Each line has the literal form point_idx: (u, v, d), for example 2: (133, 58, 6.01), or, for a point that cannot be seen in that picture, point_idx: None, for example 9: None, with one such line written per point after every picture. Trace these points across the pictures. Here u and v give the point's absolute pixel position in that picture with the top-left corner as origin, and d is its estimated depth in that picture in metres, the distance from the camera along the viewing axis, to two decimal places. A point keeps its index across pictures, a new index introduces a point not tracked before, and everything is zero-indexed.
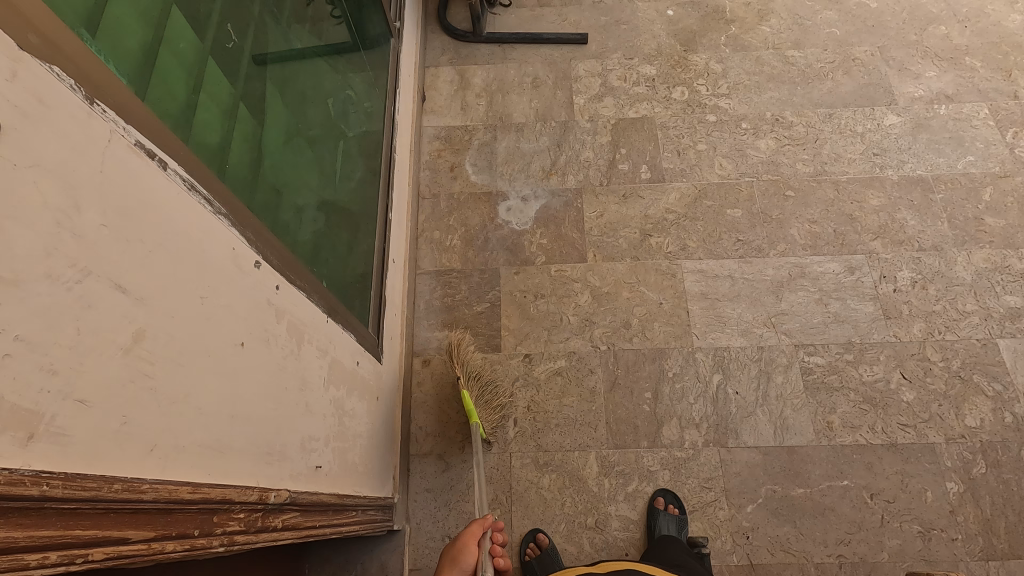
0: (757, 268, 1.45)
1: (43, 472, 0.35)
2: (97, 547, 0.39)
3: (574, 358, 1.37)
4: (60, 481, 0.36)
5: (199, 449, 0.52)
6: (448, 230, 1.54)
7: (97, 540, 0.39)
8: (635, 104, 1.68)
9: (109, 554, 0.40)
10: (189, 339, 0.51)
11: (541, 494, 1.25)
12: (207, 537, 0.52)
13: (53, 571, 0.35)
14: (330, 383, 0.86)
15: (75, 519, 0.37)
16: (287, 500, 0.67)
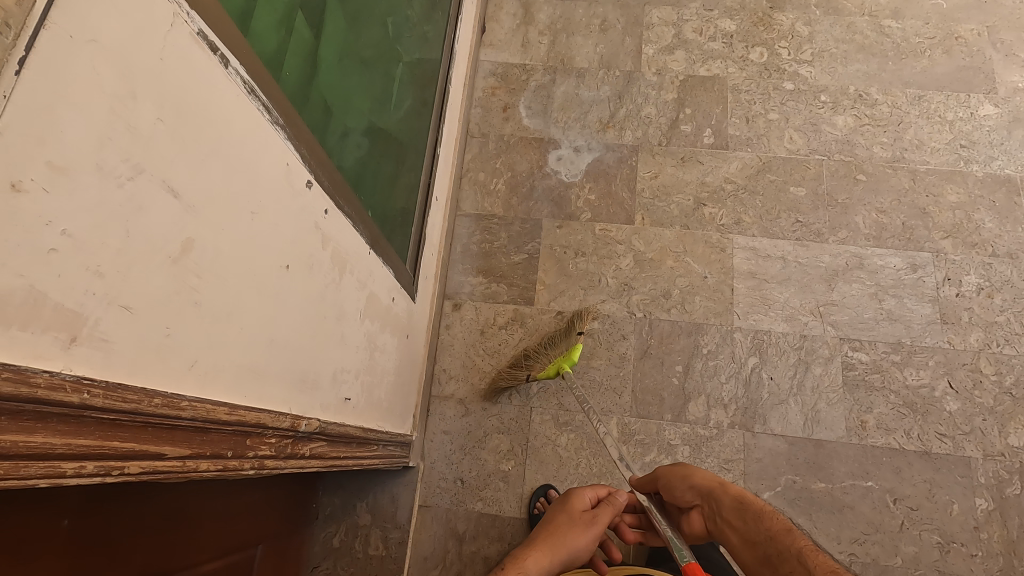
0: (813, 253, 1.37)
1: (84, 379, 0.33)
2: (132, 460, 0.38)
3: (607, 321, 1.33)
4: (102, 390, 0.34)
5: (237, 371, 0.51)
6: (493, 173, 1.48)
7: (133, 454, 0.38)
8: (708, 62, 1.56)
9: (144, 468, 0.39)
10: (236, 255, 0.49)
11: (557, 452, 1.25)
12: (238, 460, 0.51)
13: (88, 480, 0.35)
14: (365, 317, 0.84)
15: (114, 430, 0.36)
16: (317, 430, 0.66)
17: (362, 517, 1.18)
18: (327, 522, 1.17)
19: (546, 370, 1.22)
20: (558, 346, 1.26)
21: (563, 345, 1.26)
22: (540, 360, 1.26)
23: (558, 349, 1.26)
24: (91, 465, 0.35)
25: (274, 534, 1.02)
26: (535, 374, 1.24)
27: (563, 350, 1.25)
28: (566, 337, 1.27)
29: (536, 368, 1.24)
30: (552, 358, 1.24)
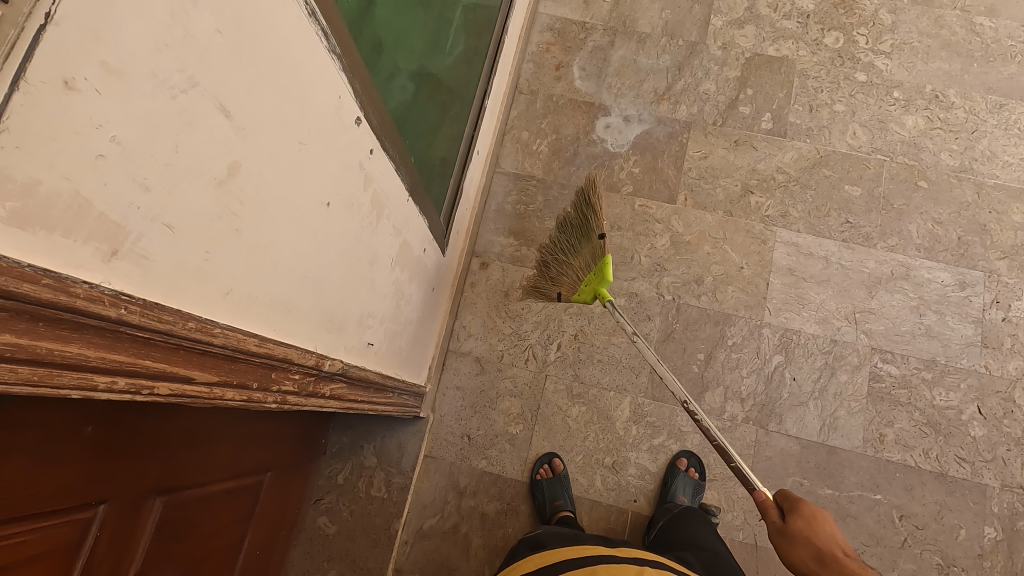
0: (859, 257, 1.32)
1: (123, 294, 0.32)
2: (163, 381, 0.37)
3: (634, 300, 1.31)
4: (139, 308, 0.33)
5: (269, 303, 0.50)
6: (538, 133, 1.44)
7: (165, 375, 0.37)
8: (778, 41, 1.47)
9: (174, 391, 0.39)
10: (281, 185, 0.47)
11: (567, 422, 1.25)
12: (262, 392, 0.51)
13: (119, 397, 0.34)
14: (396, 264, 0.83)
15: (148, 349, 0.35)
16: (339, 371, 0.65)
17: (368, 458, 1.22)
18: (333, 459, 1.21)
19: (580, 294, 1.08)
20: (584, 254, 1.09)
21: (588, 254, 1.09)
22: (568, 275, 1.11)
23: (585, 261, 1.09)
24: (122, 381, 0.34)
25: (283, 464, 1.04)
26: (565, 294, 1.12)
27: (592, 262, 1.07)
28: (587, 238, 1.09)
29: (568, 286, 1.12)
30: (581, 278, 1.08)
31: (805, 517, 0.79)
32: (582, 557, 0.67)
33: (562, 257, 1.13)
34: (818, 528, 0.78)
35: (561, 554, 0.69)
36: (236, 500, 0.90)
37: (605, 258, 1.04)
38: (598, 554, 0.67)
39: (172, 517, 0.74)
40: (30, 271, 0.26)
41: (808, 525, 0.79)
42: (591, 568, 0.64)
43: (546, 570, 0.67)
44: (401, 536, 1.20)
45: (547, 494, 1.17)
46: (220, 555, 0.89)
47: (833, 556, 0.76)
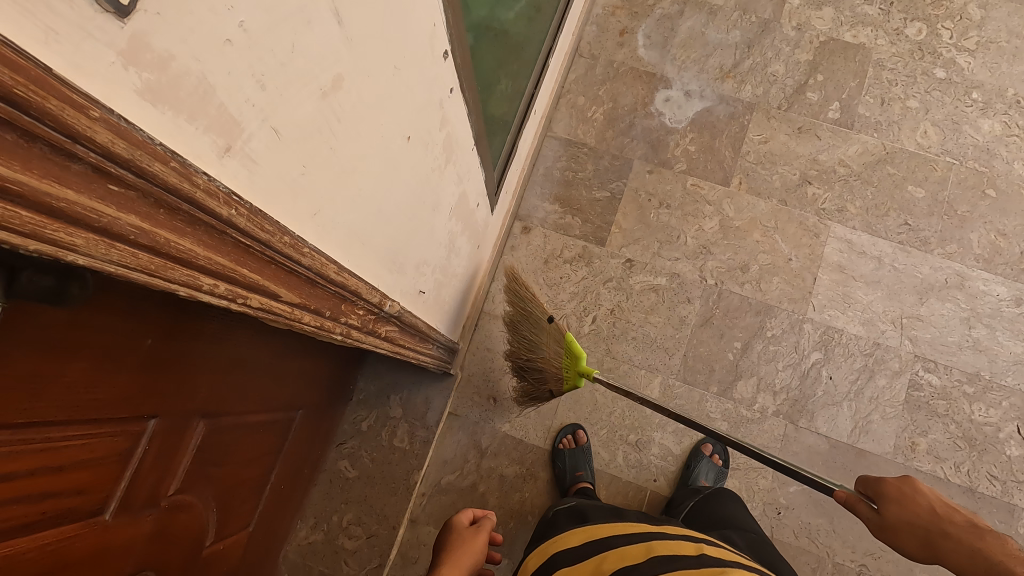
0: (913, 261, 1.27)
1: (235, 195, 0.32)
2: (255, 294, 0.38)
3: (675, 280, 1.28)
4: (246, 214, 0.33)
5: (347, 232, 0.48)
6: (593, 100, 1.39)
7: (257, 288, 0.37)
8: (857, 26, 1.39)
9: (263, 305, 0.39)
10: (373, 110, 0.45)
11: (594, 395, 1.24)
12: (331, 322, 0.50)
13: (217, 301, 0.34)
14: (453, 214, 0.81)
15: (246, 258, 0.35)
16: (397, 313, 0.65)
17: (393, 409, 1.22)
18: (359, 406, 1.22)
19: (564, 384, 1.09)
20: (550, 343, 1.09)
21: (552, 341, 1.09)
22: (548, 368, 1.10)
23: (555, 349, 1.09)
24: (222, 286, 0.34)
25: (314, 404, 1.05)
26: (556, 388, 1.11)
27: (559, 347, 1.09)
28: (542, 327, 1.09)
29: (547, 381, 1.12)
30: (560, 367, 1.08)
31: (891, 501, 0.76)
32: (634, 534, 0.68)
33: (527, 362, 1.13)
34: (908, 508, 0.75)
35: (609, 530, 0.70)
36: (268, 433, 0.90)
37: (569, 341, 1.06)
38: (650, 532, 0.69)
39: (212, 441, 0.74)
40: (161, 150, 0.26)
41: (901, 503, 0.76)
42: (647, 546, 0.64)
43: (595, 543, 0.68)
44: (419, 488, 1.21)
45: (568, 464, 1.17)
46: (249, 485, 0.90)
47: (937, 535, 0.72)
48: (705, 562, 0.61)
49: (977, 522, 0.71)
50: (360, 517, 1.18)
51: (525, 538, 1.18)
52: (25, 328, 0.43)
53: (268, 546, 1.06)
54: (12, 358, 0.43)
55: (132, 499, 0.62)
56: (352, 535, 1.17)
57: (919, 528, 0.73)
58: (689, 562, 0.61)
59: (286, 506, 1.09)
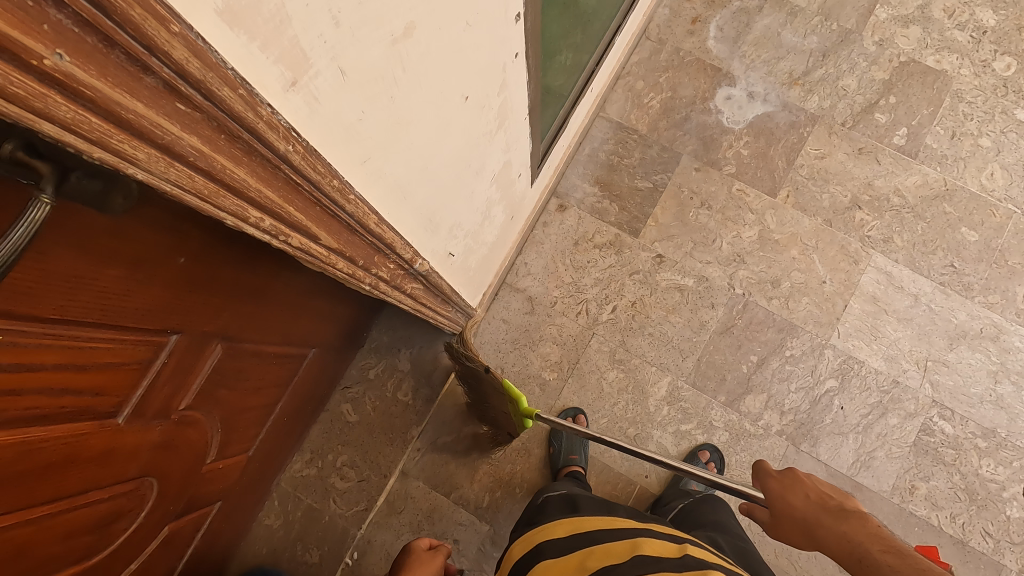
0: (950, 304, 1.23)
1: (294, 132, 0.32)
2: (296, 233, 0.38)
3: (702, 284, 1.26)
4: (301, 150, 0.33)
5: (391, 184, 0.48)
6: (653, 86, 1.34)
7: (299, 227, 0.38)
8: (942, 52, 1.32)
9: (302, 245, 0.39)
10: (437, 64, 0.44)
11: (601, 383, 1.23)
12: (363, 272, 0.50)
13: (260, 235, 0.35)
14: (494, 182, 0.80)
15: (293, 195, 0.36)
16: (425, 273, 0.64)
17: (402, 363, 1.24)
18: (369, 354, 1.24)
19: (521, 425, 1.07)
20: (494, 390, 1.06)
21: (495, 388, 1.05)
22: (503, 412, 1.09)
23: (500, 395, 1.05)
24: (267, 220, 0.35)
25: (326, 344, 1.06)
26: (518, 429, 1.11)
27: (501, 393, 1.03)
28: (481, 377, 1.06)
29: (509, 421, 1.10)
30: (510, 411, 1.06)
31: (776, 496, 0.77)
32: (619, 530, 0.69)
33: (490, 406, 1.12)
34: (788, 501, 0.76)
35: (594, 524, 0.71)
36: (279, 366, 0.92)
37: (505, 388, 1.00)
38: (636, 529, 0.69)
39: (226, 364, 0.76)
40: (232, 74, 0.26)
41: (784, 493, 0.77)
42: (632, 543, 0.65)
43: (581, 537, 0.69)
44: (414, 443, 1.23)
45: (563, 446, 1.20)
46: (255, 412, 0.93)
47: (814, 526, 0.72)
48: (689, 564, 0.61)
49: (848, 506, 0.73)
50: (354, 460, 1.21)
51: (509, 509, 1.21)
52: (67, 230, 0.43)
53: (264, 471, 1.10)
54: (51, 257, 0.43)
55: (145, 408, 0.64)
56: (343, 476, 1.20)
57: (798, 519, 0.74)
58: (672, 563, 0.61)
59: (287, 438, 1.12)
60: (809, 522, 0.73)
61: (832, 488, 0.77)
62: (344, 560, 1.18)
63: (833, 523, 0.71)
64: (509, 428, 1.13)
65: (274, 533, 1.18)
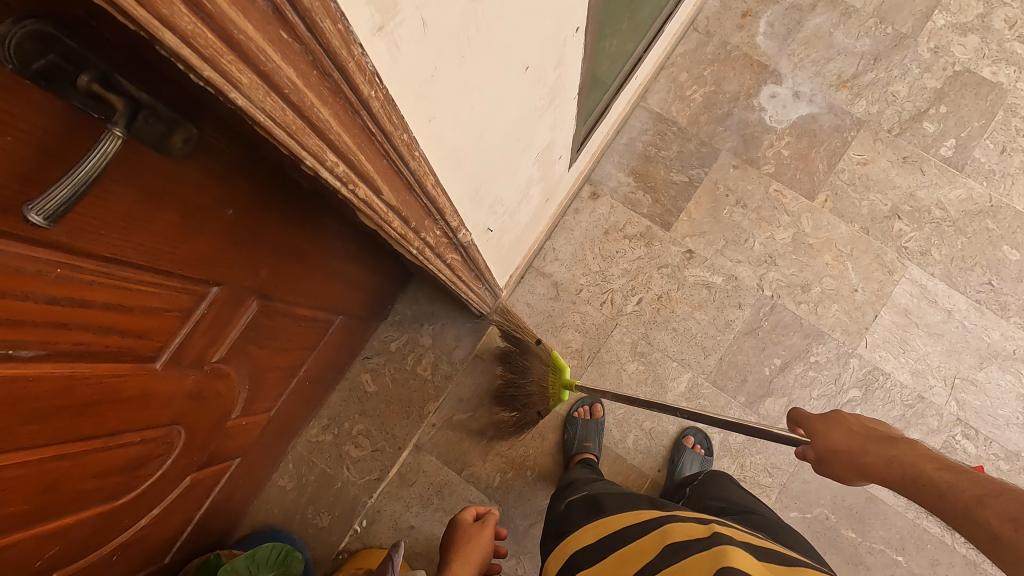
0: (985, 323, 1.20)
1: (376, 79, 0.32)
2: (362, 183, 0.39)
3: (731, 282, 1.24)
4: (380, 99, 0.33)
5: (449, 148, 0.47)
6: (697, 79, 1.32)
7: (364, 177, 0.38)
8: (999, 64, 1.28)
9: (364, 198, 0.40)
10: (507, 30, 0.43)
11: (620, 374, 1.23)
12: (413, 235, 0.50)
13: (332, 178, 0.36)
14: (537, 160, 0.79)
15: (363, 144, 0.36)
16: (467, 244, 0.64)
17: (424, 338, 1.24)
18: (391, 326, 1.25)
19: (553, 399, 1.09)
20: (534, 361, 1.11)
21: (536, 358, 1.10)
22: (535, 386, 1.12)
23: (539, 366, 1.10)
24: (341, 164, 0.36)
25: (354, 312, 1.07)
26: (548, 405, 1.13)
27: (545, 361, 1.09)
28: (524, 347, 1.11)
29: (539, 400, 1.13)
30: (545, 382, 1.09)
31: (817, 433, 0.73)
32: (645, 522, 0.70)
33: (522, 381, 1.14)
34: (829, 436, 0.72)
35: (620, 522, 0.74)
36: (308, 330, 0.93)
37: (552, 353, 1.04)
38: (661, 518, 0.70)
39: (260, 322, 0.77)
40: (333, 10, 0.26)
41: (828, 428, 0.73)
42: (658, 533, 0.66)
43: (610, 538, 0.71)
44: (430, 418, 1.23)
45: (577, 433, 1.19)
46: (281, 373, 0.94)
47: (859, 454, 0.67)
48: (716, 540, 0.60)
49: (897, 435, 0.67)
50: (370, 430, 1.22)
51: (518, 491, 1.21)
52: (129, 169, 0.43)
53: (283, 433, 1.12)
54: (112, 196, 0.44)
55: (182, 356, 0.65)
56: (358, 445, 1.22)
57: (844, 452, 0.69)
58: (701, 545, 0.60)
59: (307, 401, 1.14)
60: (855, 452, 0.68)
61: (879, 424, 0.71)
62: (353, 527, 1.20)
63: (881, 450, 0.65)
64: (538, 406, 1.14)
65: (286, 494, 1.20)
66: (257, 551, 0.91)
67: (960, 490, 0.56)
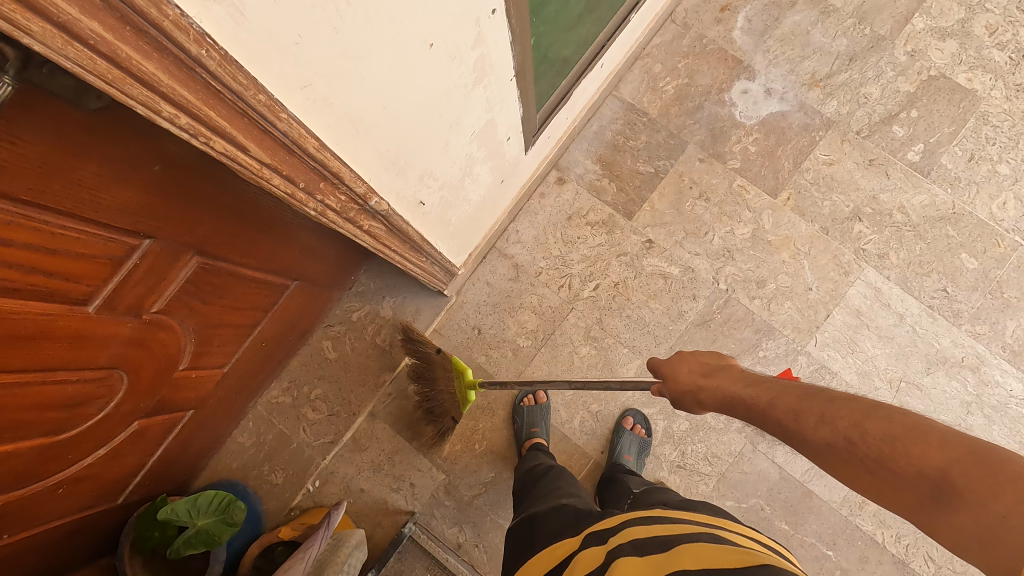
0: (936, 329, 1.21)
1: (209, 39, 0.35)
2: (218, 139, 0.41)
3: (687, 274, 1.26)
4: (216, 58, 0.36)
5: (342, 116, 0.51)
6: (671, 70, 1.33)
7: (221, 134, 0.41)
8: (976, 71, 1.27)
9: (225, 152, 0.43)
10: (391, 5, 0.46)
11: (572, 357, 1.26)
12: (305, 195, 0.54)
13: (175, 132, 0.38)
14: (476, 138, 0.82)
15: (214, 101, 0.39)
16: (382, 212, 0.69)
17: (384, 310, 1.28)
18: (354, 297, 1.29)
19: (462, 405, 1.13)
20: (441, 373, 1.15)
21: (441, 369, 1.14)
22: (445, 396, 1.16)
23: (446, 376, 1.14)
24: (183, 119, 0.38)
25: (311, 279, 1.11)
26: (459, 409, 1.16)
27: (449, 371, 1.13)
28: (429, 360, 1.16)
29: (453, 408, 1.17)
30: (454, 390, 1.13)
31: (666, 375, 0.72)
32: (558, 559, 0.66)
33: (434, 397, 1.18)
34: (676, 377, 0.71)
35: (538, 562, 0.69)
36: (260, 291, 0.97)
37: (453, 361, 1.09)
38: (570, 548, 0.66)
39: (202, 278, 0.81)
40: None
41: (676, 367, 0.71)
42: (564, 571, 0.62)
43: None
44: (385, 388, 1.28)
45: (525, 420, 1.22)
46: (233, 330, 0.98)
47: (698, 390, 0.68)
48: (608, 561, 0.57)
49: (727, 365, 0.68)
50: (328, 395, 1.27)
51: (466, 462, 1.26)
52: (40, 119, 0.47)
53: (241, 391, 1.17)
54: (25, 144, 0.47)
55: (116, 302, 0.70)
56: (316, 408, 1.26)
57: (685, 389, 0.69)
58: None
59: (266, 362, 1.18)
60: (694, 384, 0.68)
61: (717, 354, 0.71)
62: (306, 486, 1.25)
63: (715, 379, 0.67)
64: (453, 414, 1.17)
65: (245, 450, 1.25)
66: (199, 497, 0.95)
67: (764, 400, 0.59)
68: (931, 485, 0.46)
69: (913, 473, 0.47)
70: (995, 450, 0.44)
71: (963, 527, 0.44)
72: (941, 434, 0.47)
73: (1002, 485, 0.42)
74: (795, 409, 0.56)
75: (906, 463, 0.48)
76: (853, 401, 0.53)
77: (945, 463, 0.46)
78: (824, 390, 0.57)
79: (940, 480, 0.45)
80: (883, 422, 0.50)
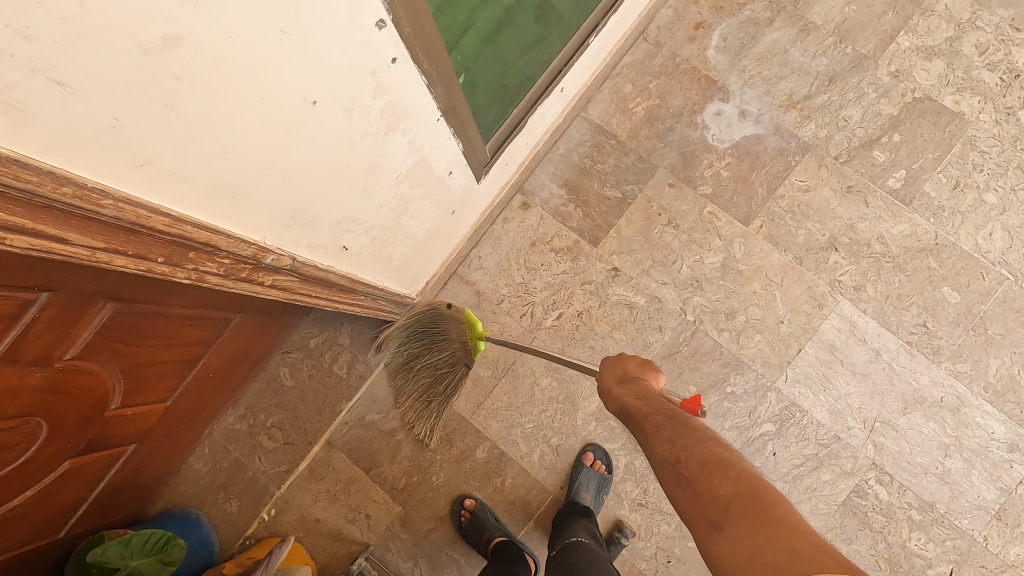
0: (914, 366, 1.15)
1: None
2: (24, 235, 0.39)
3: (653, 304, 1.22)
4: None
5: (205, 182, 0.48)
6: (642, 91, 1.28)
7: (27, 229, 0.39)
8: (964, 92, 1.21)
9: (41, 244, 0.41)
10: (244, 73, 0.42)
11: (533, 388, 1.22)
12: (171, 266, 0.53)
13: None
14: (406, 180, 0.78)
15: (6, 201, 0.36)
16: (285, 267, 0.67)
17: (343, 337, 1.26)
18: (313, 323, 1.26)
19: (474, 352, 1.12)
20: (448, 328, 1.13)
21: (450, 324, 1.12)
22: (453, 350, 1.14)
23: (455, 329, 1.13)
24: None
25: (258, 310, 1.08)
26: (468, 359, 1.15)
27: (459, 323, 1.12)
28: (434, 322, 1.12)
29: (462, 355, 1.15)
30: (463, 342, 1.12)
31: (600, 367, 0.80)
32: None
33: (439, 356, 1.15)
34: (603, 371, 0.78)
35: None
36: (196, 327, 0.95)
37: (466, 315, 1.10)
38: None
39: (121, 322, 0.79)
40: None
41: (615, 366, 0.78)
42: None
43: None
44: (343, 416, 1.25)
45: (475, 531, 1.15)
46: (170, 367, 0.96)
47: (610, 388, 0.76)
48: None
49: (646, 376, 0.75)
50: (284, 423, 1.24)
51: (422, 494, 1.23)
52: None
53: (191, 421, 1.15)
54: None
55: (18, 355, 0.67)
56: (271, 437, 1.24)
57: (604, 388, 0.76)
58: None
59: (217, 391, 1.16)
60: (610, 387, 0.75)
61: (647, 361, 0.78)
62: (261, 514, 1.23)
63: (626, 387, 0.73)
64: (462, 363, 1.16)
65: (201, 477, 1.23)
66: (133, 538, 0.95)
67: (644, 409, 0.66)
68: (715, 509, 0.51)
69: (705, 495, 0.53)
70: (775, 502, 0.50)
71: (722, 549, 0.49)
72: (742, 474, 0.53)
73: (766, 524, 0.48)
74: (658, 423, 0.62)
75: (707, 485, 0.53)
76: (700, 434, 0.59)
77: (732, 496, 0.51)
78: (689, 420, 0.63)
79: (723, 507, 0.51)
80: (709, 451, 0.56)
